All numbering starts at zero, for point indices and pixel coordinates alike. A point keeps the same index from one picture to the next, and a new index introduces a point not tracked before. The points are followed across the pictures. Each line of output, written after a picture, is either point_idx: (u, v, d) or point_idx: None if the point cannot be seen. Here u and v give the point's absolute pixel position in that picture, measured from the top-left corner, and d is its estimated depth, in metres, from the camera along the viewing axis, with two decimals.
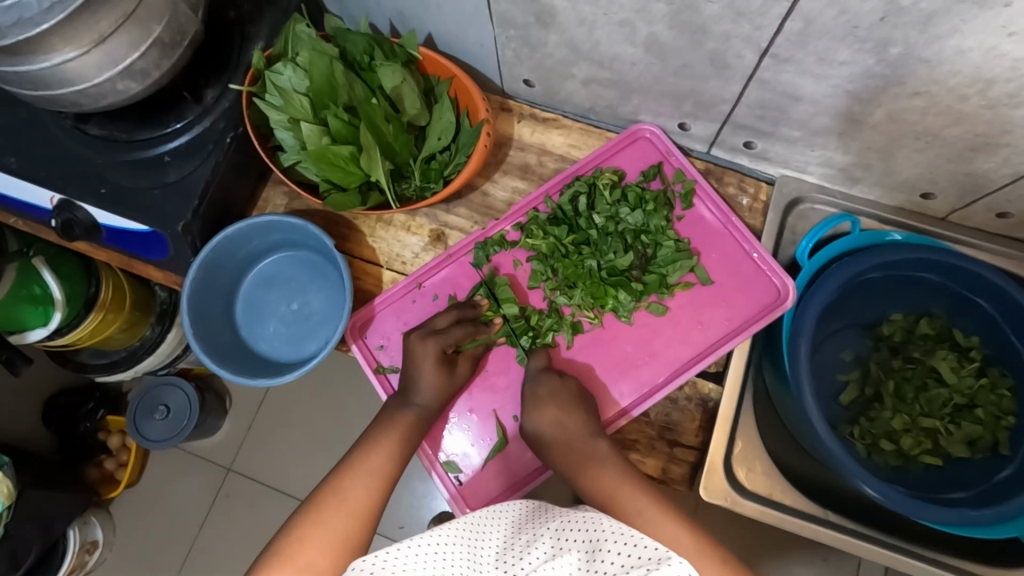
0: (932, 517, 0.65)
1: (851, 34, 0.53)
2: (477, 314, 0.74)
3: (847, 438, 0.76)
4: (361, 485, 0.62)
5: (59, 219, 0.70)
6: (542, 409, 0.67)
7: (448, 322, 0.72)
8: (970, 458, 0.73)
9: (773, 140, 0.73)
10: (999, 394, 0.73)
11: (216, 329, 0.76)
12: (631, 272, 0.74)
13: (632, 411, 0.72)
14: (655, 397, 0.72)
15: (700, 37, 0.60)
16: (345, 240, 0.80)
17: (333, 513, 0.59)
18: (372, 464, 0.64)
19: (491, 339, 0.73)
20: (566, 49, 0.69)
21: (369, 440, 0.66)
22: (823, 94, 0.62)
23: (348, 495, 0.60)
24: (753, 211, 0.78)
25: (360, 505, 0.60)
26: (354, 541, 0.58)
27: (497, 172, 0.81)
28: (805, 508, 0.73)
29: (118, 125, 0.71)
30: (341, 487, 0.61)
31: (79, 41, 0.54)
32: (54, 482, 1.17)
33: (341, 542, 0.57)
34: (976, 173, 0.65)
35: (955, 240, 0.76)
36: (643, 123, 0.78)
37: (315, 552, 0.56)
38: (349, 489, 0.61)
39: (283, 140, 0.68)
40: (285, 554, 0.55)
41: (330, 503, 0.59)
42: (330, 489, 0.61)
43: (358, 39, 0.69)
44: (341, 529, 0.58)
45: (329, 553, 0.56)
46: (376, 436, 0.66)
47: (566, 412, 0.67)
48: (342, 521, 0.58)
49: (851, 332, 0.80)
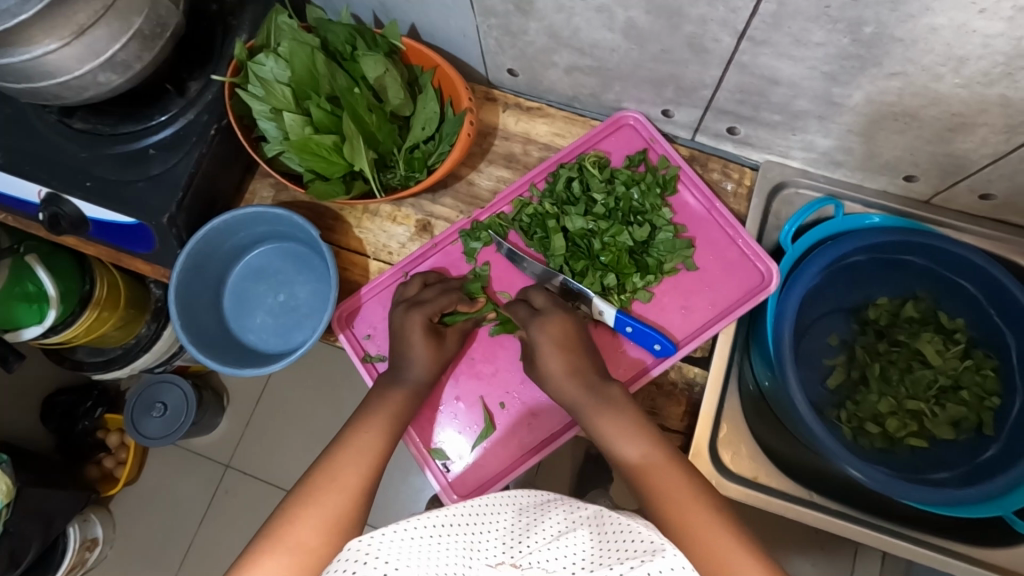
0: (916, 497, 0.65)
1: (824, 14, 0.53)
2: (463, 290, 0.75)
3: (833, 421, 0.77)
4: (353, 463, 0.61)
5: (46, 213, 0.71)
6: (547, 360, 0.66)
7: (433, 293, 0.73)
8: (955, 439, 0.74)
9: (754, 125, 0.73)
10: (984, 374, 0.73)
11: (203, 322, 0.76)
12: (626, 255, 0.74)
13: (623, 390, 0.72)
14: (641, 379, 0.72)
15: (677, 21, 0.60)
16: (331, 232, 0.80)
17: (323, 490, 0.58)
18: (363, 442, 0.63)
19: (480, 315, 0.74)
20: (547, 36, 0.70)
21: (363, 419, 0.65)
22: (801, 76, 0.62)
23: (339, 473, 0.60)
24: (737, 197, 0.79)
25: (351, 482, 0.60)
26: (347, 518, 0.58)
27: (481, 162, 0.81)
28: (790, 491, 0.73)
29: (103, 118, 0.71)
30: (332, 466, 0.61)
31: (59, 33, 0.54)
32: (53, 480, 1.18)
33: (333, 519, 0.57)
34: (957, 153, 0.65)
35: (939, 222, 0.77)
36: (627, 111, 0.79)
37: (307, 530, 0.55)
38: (340, 468, 0.60)
39: (266, 131, 0.69)
40: (274, 535, 0.55)
41: (321, 482, 0.59)
42: (322, 469, 0.60)
43: (339, 29, 0.69)
44: (332, 506, 0.57)
45: (320, 532, 0.56)
46: (366, 415, 0.66)
47: (570, 357, 0.66)
48: (334, 499, 0.58)
49: (838, 316, 0.80)
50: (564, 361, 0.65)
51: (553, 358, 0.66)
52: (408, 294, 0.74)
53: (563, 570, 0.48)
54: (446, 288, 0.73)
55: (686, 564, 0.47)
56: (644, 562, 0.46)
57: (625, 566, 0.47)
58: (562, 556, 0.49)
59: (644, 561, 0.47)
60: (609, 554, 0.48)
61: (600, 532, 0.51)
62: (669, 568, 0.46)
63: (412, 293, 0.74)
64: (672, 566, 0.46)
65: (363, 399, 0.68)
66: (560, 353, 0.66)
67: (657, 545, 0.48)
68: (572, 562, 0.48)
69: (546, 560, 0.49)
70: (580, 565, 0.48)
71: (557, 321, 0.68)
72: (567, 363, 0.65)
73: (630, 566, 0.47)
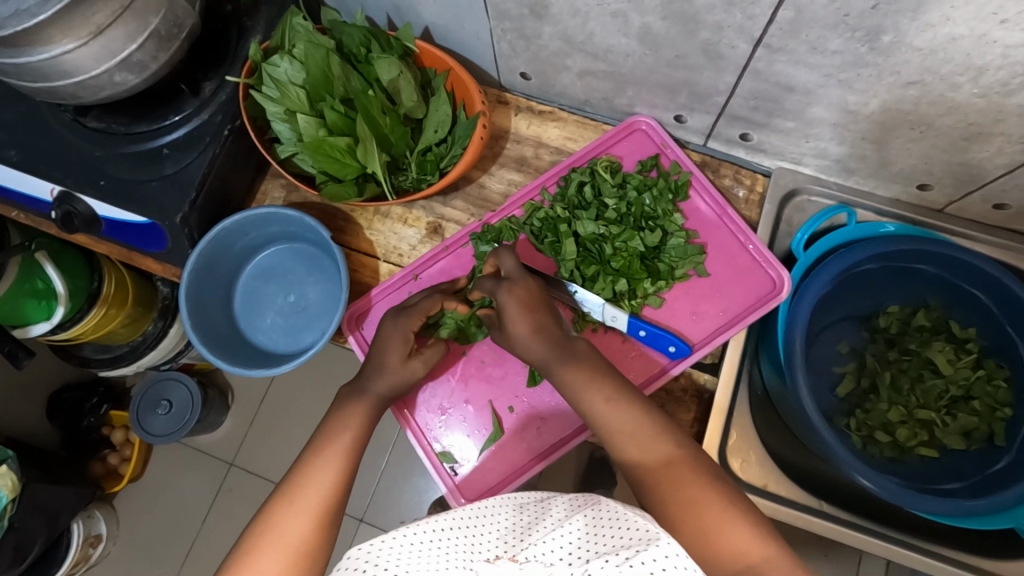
0: (926, 507, 0.65)
1: (842, 22, 0.53)
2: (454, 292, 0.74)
3: (843, 429, 0.77)
4: (314, 482, 0.59)
5: (59, 211, 0.71)
6: (513, 322, 0.64)
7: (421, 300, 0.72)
8: (966, 450, 0.73)
9: (768, 132, 0.73)
10: (995, 385, 0.73)
11: (214, 320, 0.77)
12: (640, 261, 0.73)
13: None
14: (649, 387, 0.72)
15: (693, 27, 0.60)
16: (343, 233, 0.80)
17: (284, 510, 0.56)
18: (330, 456, 0.61)
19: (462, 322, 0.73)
20: (561, 41, 0.70)
21: (327, 435, 0.63)
22: (817, 84, 0.62)
23: (301, 492, 0.58)
24: (749, 203, 0.79)
25: (316, 500, 0.57)
26: (316, 540, 0.56)
27: (493, 165, 0.81)
28: (800, 499, 0.73)
29: (117, 118, 0.71)
30: (295, 486, 0.58)
31: (76, 33, 0.54)
32: (58, 476, 1.18)
33: (298, 543, 0.55)
34: (972, 163, 0.65)
35: (951, 232, 0.76)
36: (639, 115, 0.78)
37: (269, 559, 0.53)
38: (302, 486, 0.58)
39: (279, 133, 0.69)
40: (240, 566, 0.53)
41: (282, 506, 0.57)
42: (284, 490, 0.58)
43: (354, 32, 0.69)
44: (294, 529, 0.55)
45: (287, 556, 0.54)
46: (333, 428, 0.63)
47: (535, 320, 0.64)
48: (297, 521, 0.56)
49: (849, 324, 0.81)
50: (535, 323, 0.64)
51: (519, 323, 0.64)
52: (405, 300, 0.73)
53: (560, 562, 0.48)
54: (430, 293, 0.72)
55: (682, 550, 0.45)
56: (638, 552, 0.45)
57: (620, 556, 0.45)
58: (557, 547, 0.49)
59: (638, 550, 0.45)
60: (604, 543, 0.47)
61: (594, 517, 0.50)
62: (664, 556, 0.44)
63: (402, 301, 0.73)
64: (666, 553, 0.45)
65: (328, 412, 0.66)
66: (526, 315, 0.64)
67: (651, 532, 0.47)
68: (567, 553, 0.48)
69: (542, 552, 0.49)
70: (575, 556, 0.48)
71: (520, 285, 0.66)
72: (535, 324, 0.64)
73: (625, 556, 0.45)
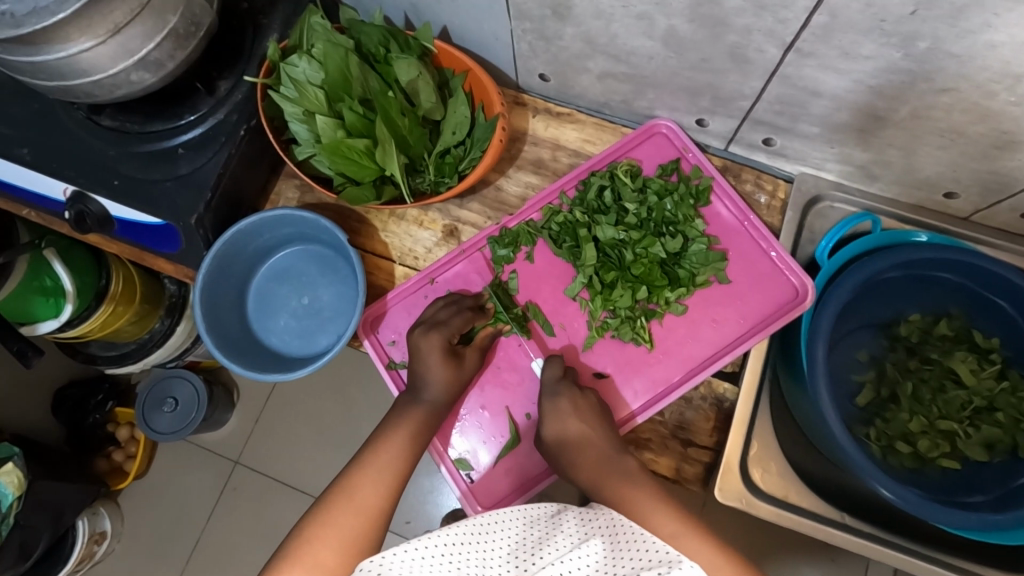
0: (949, 521, 0.64)
1: (877, 27, 0.52)
2: (478, 303, 0.74)
3: (862, 439, 0.75)
4: (371, 485, 0.60)
5: (72, 210, 0.70)
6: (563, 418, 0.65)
7: (449, 312, 0.71)
8: (988, 462, 0.72)
9: (791, 137, 0.72)
10: (1020, 397, 0.72)
11: (227, 323, 0.76)
12: (662, 268, 0.73)
13: (633, 419, 0.71)
14: (668, 397, 0.71)
15: (721, 30, 0.58)
16: (357, 235, 0.79)
17: (338, 508, 0.57)
18: (382, 459, 0.62)
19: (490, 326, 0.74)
20: (583, 42, 0.68)
21: (383, 438, 0.64)
22: (845, 90, 0.61)
23: (358, 492, 0.59)
24: (771, 209, 0.77)
25: (371, 503, 0.58)
26: (368, 539, 0.56)
27: (510, 167, 0.80)
28: (821, 511, 0.72)
29: (132, 116, 0.70)
30: (351, 485, 0.59)
31: (94, 31, 0.53)
32: (65, 473, 1.18)
33: (348, 540, 0.55)
34: (1001, 172, 0.64)
35: (975, 240, 0.75)
36: (659, 119, 0.77)
37: (325, 550, 0.54)
38: (359, 487, 0.59)
39: (297, 133, 0.68)
40: (295, 555, 0.54)
41: (339, 502, 0.58)
42: (341, 488, 0.59)
43: (373, 31, 0.68)
44: (347, 527, 0.56)
45: (338, 553, 0.54)
46: (386, 432, 0.65)
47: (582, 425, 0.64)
48: (352, 521, 0.57)
49: (868, 332, 0.79)
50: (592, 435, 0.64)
51: (572, 423, 0.65)
52: (426, 315, 0.73)
53: None
54: (460, 308, 0.72)
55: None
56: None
57: None
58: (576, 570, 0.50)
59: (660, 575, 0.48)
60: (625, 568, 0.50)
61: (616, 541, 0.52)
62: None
63: (428, 315, 0.72)
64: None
65: (382, 418, 0.67)
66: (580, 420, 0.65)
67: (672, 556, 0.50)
68: None
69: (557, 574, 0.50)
70: None
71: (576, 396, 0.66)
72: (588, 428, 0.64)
73: None
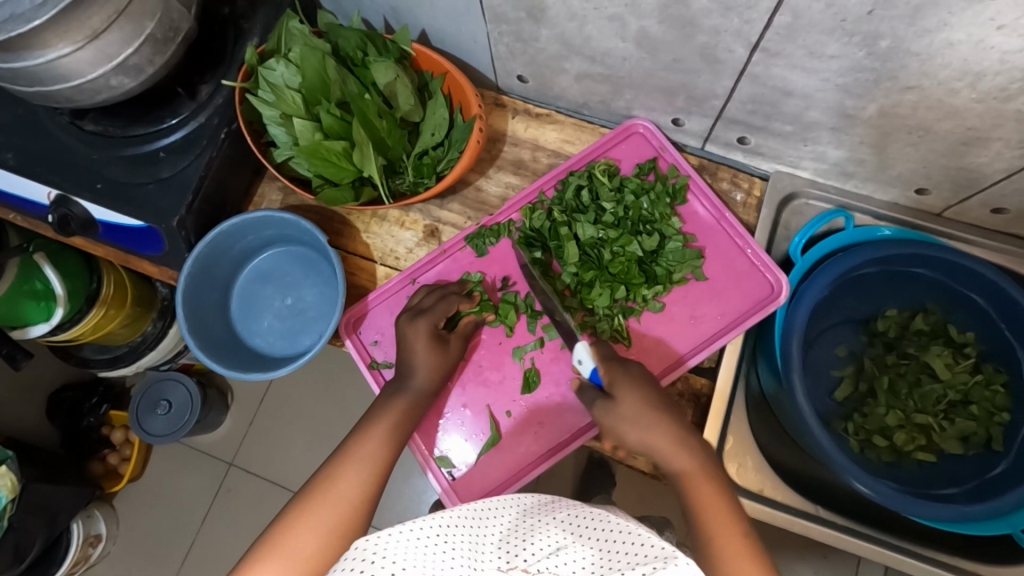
0: (922, 513, 0.64)
1: (840, 27, 0.52)
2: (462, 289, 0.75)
3: (840, 433, 0.76)
4: (350, 476, 0.60)
5: (56, 214, 0.71)
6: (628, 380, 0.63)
7: (433, 300, 0.72)
8: (963, 454, 0.73)
9: (765, 135, 0.73)
10: (993, 390, 0.73)
11: (211, 324, 0.77)
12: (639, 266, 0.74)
13: (684, 362, 0.72)
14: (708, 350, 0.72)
15: (691, 31, 0.59)
16: (340, 236, 0.80)
17: (316, 502, 0.58)
18: (366, 449, 0.62)
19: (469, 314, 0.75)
20: (559, 44, 0.69)
21: (366, 427, 0.64)
22: (815, 88, 0.62)
23: (335, 485, 0.59)
24: (746, 207, 0.79)
25: (350, 495, 0.59)
26: (343, 531, 0.57)
27: (490, 167, 0.81)
28: (797, 504, 0.73)
29: (114, 121, 0.71)
30: (329, 477, 0.60)
31: (72, 36, 0.54)
32: (59, 475, 1.19)
33: (325, 533, 0.56)
34: (970, 167, 0.65)
35: (949, 235, 0.76)
36: (636, 118, 0.78)
37: (300, 543, 0.55)
38: (337, 479, 0.60)
39: (276, 136, 0.69)
40: (270, 546, 0.55)
41: (317, 493, 0.58)
42: (320, 479, 0.60)
43: (351, 35, 0.69)
44: (325, 519, 0.57)
45: (315, 545, 0.55)
46: (368, 422, 0.65)
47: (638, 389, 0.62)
48: (330, 512, 0.57)
49: (847, 328, 0.80)
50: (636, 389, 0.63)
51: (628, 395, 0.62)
52: (411, 303, 0.74)
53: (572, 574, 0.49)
54: (445, 294, 0.73)
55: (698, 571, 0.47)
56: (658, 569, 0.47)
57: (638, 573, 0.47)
58: (571, 562, 0.49)
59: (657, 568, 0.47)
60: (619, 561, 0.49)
61: (607, 534, 0.52)
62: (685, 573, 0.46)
63: (414, 302, 0.73)
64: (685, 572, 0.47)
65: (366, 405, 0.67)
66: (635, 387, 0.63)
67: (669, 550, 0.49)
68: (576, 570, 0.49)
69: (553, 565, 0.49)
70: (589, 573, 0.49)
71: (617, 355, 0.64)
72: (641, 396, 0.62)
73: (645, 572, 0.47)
